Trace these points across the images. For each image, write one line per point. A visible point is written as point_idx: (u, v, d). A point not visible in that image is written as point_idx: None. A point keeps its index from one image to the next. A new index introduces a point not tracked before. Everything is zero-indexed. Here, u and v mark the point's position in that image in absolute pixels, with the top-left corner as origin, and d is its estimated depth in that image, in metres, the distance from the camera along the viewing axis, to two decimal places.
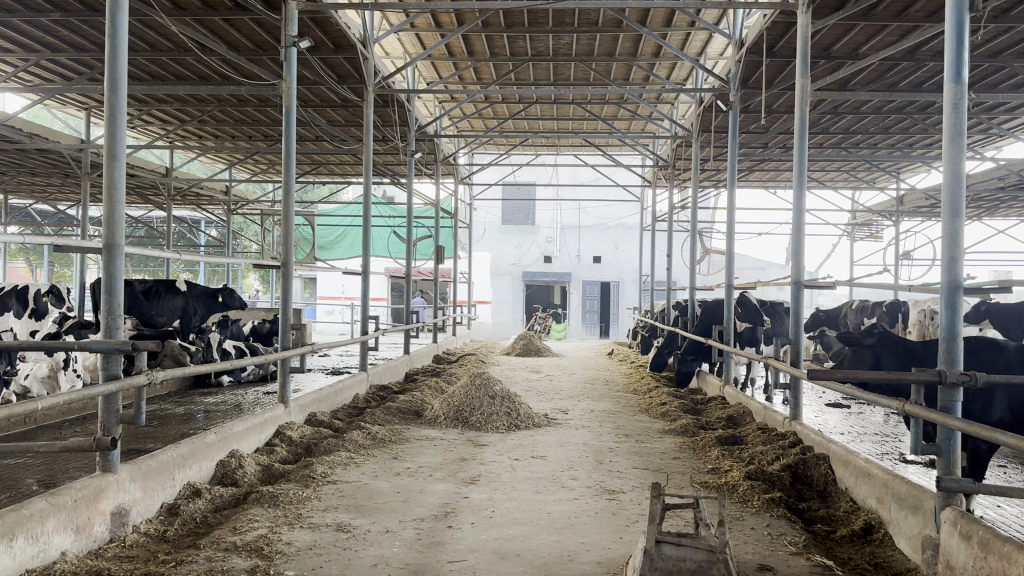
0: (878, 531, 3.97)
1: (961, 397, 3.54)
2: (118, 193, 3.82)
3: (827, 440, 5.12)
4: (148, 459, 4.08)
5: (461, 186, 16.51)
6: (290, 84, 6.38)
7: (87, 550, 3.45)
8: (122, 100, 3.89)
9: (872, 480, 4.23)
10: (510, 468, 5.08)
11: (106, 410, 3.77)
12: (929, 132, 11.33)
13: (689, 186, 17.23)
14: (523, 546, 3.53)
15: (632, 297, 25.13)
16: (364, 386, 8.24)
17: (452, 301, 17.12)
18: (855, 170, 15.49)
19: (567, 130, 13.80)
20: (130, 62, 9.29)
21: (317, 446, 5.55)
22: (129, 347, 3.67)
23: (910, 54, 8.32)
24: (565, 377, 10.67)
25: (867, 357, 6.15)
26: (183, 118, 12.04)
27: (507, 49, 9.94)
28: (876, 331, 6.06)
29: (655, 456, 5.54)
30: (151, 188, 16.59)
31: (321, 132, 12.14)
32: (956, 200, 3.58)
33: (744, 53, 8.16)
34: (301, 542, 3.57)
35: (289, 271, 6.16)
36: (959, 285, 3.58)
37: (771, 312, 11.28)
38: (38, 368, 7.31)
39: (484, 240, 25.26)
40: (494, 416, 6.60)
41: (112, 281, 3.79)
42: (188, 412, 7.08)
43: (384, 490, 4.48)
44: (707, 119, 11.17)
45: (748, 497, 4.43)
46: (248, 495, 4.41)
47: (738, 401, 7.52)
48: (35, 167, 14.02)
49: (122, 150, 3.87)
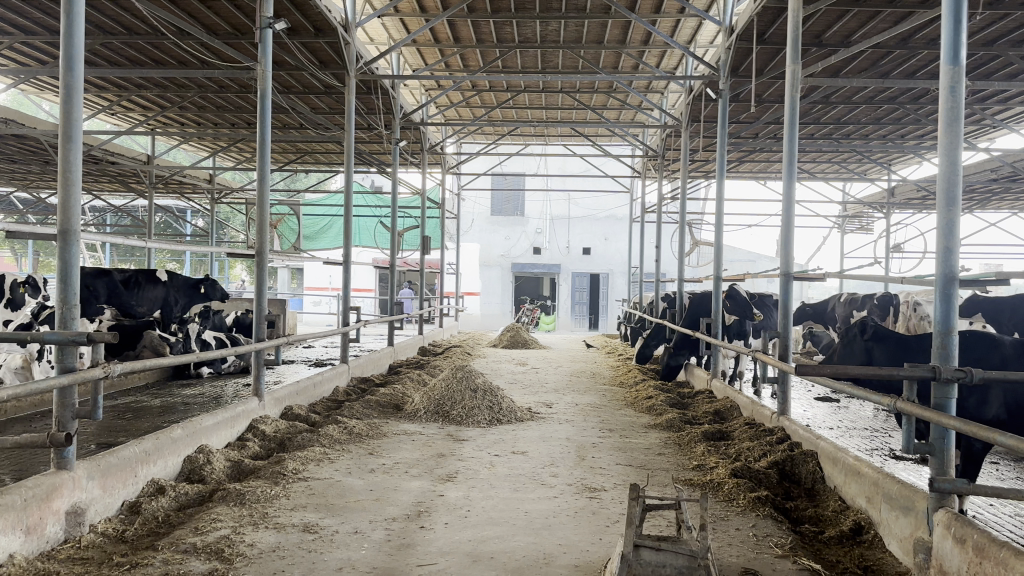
0: (868, 532, 3.83)
1: (956, 394, 3.40)
2: (74, 177, 3.63)
3: (815, 436, 4.97)
4: (108, 455, 3.89)
5: (449, 176, 16.31)
6: (265, 67, 6.17)
7: (38, 551, 3.25)
8: (79, 79, 3.69)
9: (861, 479, 4.10)
10: (489, 465, 4.92)
11: (61, 405, 3.58)
12: (922, 122, 11.22)
13: (678, 177, 17.07)
14: (498, 549, 3.37)
15: (621, 289, 25.00)
16: (345, 378, 8.07)
17: (440, 292, 16.91)
18: (846, 162, 15.36)
19: (555, 118, 13.64)
20: (106, 45, 9.03)
21: (291, 441, 5.36)
22: (84, 338, 3.48)
23: (903, 42, 8.19)
24: (551, 369, 10.51)
25: (858, 350, 6.04)
26: (164, 105, 11.80)
27: (493, 35, 9.76)
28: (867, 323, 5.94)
29: (639, 451, 5.40)
30: (133, 177, 16.28)
31: (304, 120, 11.95)
32: (952, 188, 3.44)
33: (734, 40, 8.01)
34: (263, 544, 3.40)
35: (263, 261, 5.97)
36: (955, 276, 3.43)
37: (760, 304, 11.14)
38: (13, 358, 7.04)
39: (472, 231, 25.08)
40: (476, 410, 6.45)
41: (67, 269, 3.61)
42: (163, 405, 6.89)
43: (356, 488, 4.32)
44: (697, 109, 11.04)
45: (733, 496, 4.27)
46: (214, 493, 4.23)
47: (726, 395, 7.38)
48: (12, 154, 13.73)
49: (79, 132, 3.68)
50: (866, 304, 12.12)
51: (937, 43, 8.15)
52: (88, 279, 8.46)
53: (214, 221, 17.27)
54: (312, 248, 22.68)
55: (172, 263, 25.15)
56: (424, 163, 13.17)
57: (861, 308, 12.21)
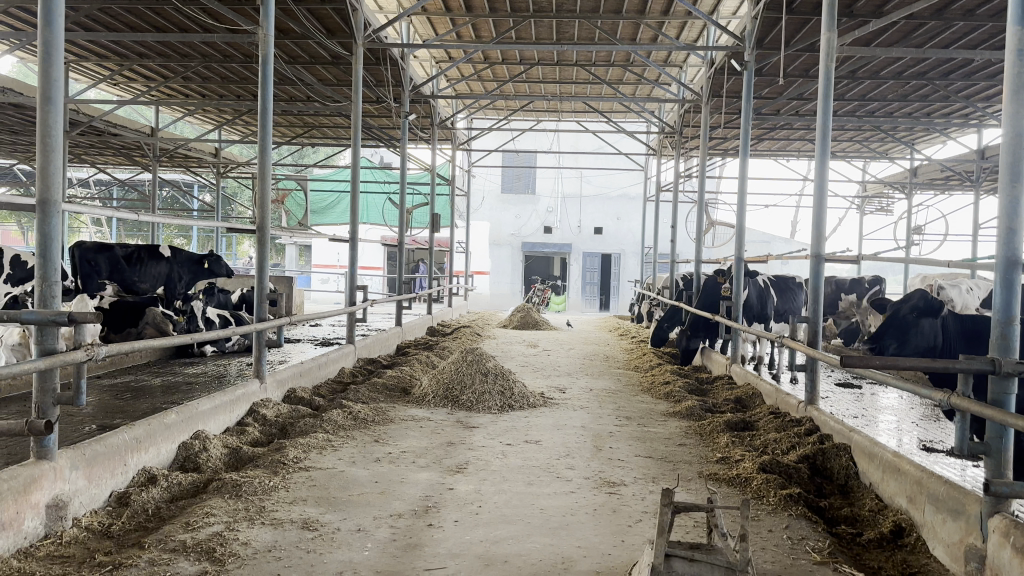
0: (910, 535, 3.54)
1: (1015, 389, 3.09)
2: (54, 143, 3.35)
3: (848, 428, 4.68)
4: (95, 443, 3.64)
5: (459, 152, 15.95)
6: (266, 31, 5.84)
7: (15, 548, 2.99)
8: (60, 36, 3.36)
9: (901, 476, 3.80)
10: (501, 455, 4.66)
11: (41, 389, 3.32)
12: (952, 98, 10.87)
13: (695, 154, 16.66)
14: (512, 552, 3.09)
15: (634, 269, 24.69)
16: (352, 359, 7.82)
17: (450, 271, 16.60)
18: (868, 140, 14.91)
19: (569, 93, 13.28)
20: (105, 11, 8.75)
21: (293, 427, 5.11)
22: (65, 318, 3.19)
23: (938, 13, 7.79)
24: (563, 352, 10.24)
25: (929, 331, 6.20)
26: (169, 75, 11.52)
27: (506, 3, 9.37)
28: (933, 306, 6.14)
29: (660, 441, 5.12)
30: (138, 149, 15.98)
31: (311, 92, 11.69)
32: (1018, 163, 3.12)
33: (763, 9, 7.64)
34: (259, 542, 3.14)
35: (265, 237, 5.66)
36: (1017, 259, 3.12)
37: (781, 287, 10.73)
38: (11, 334, 6.68)
39: (482, 209, 24.83)
40: (487, 395, 6.18)
41: (46, 244, 3.33)
42: (165, 384, 6.66)
43: (361, 479, 4.06)
44: (718, 84, 10.69)
45: (763, 493, 3.99)
46: (210, 483, 3.97)
47: (746, 381, 7.10)
48: (13, 125, 13.49)
49: (59, 93, 3.37)
50: (857, 286, 12.46)
51: (975, 13, 7.79)
52: (90, 253, 7.76)
53: (219, 196, 16.90)
54: (320, 223, 22.51)
55: (179, 239, 25.00)
56: (435, 137, 12.87)
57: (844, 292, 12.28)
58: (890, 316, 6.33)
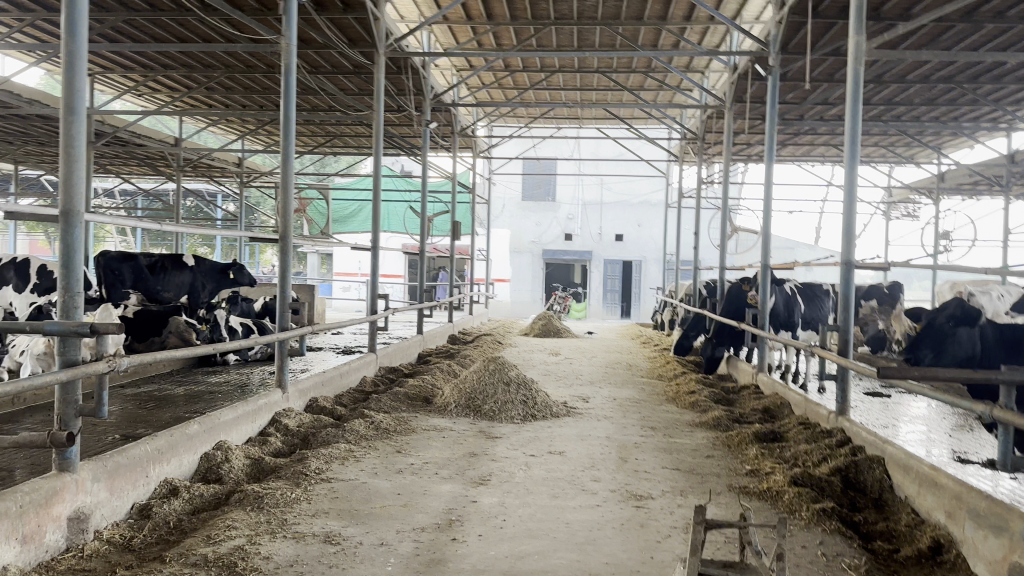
0: (949, 551, 3.42)
1: None
2: (77, 152, 3.33)
3: (881, 439, 4.56)
4: (117, 455, 3.61)
5: (479, 159, 15.93)
6: (288, 40, 5.83)
7: (35, 562, 2.95)
8: (83, 46, 3.35)
9: (938, 490, 3.68)
10: (524, 466, 4.58)
11: (63, 401, 3.30)
12: (980, 102, 10.71)
13: (717, 160, 16.55)
14: (537, 568, 3.02)
15: (655, 276, 24.55)
16: (373, 367, 7.79)
17: (470, 280, 16.57)
18: (894, 145, 14.73)
19: (591, 100, 13.22)
20: (130, 22, 8.82)
21: (315, 437, 5.06)
22: (86, 330, 3.16)
23: (967, 15, 7.67)
24: (585, 360, 10.16)
25: (966, 339, 6.24)
26: (192, 85, 11.59)
27: (526, 11, 9.29)
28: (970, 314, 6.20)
29: (686, 453, 5.02)
30: (162, 159, 16.11)
31: (332, 101, 11.72)
32: None
33: (788, 13, 7.56)
34: (280, 556, 3.09)
35: (287, 246, 5.63)
36: None
37: (808, 295, 10.59)
38: (36, 344, 6.68)
39: (503, 217, 24.84)
40: (510, 405, 6.11)
41: (69, 254, 3.31)
42: (187, 394, 6.66)
43: (383, 491, 4.01)
44: (742, 89, 10.58)
45: (795, 507, 3.89)
46: (232, 495, 3.93)
47: (773, 391, 6.98)
48: (39, 135, 13.61)
49: (83, 104, 3.35)
50: (876, 293, 12.14)
51: (1006, 16, 7.65)
52: (114, 262, 8.05)
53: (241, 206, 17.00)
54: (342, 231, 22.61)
55: (203, 248, 25.21)
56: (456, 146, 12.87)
57: (868, 299, 12.21)
58: (926, 326, 6.44)
